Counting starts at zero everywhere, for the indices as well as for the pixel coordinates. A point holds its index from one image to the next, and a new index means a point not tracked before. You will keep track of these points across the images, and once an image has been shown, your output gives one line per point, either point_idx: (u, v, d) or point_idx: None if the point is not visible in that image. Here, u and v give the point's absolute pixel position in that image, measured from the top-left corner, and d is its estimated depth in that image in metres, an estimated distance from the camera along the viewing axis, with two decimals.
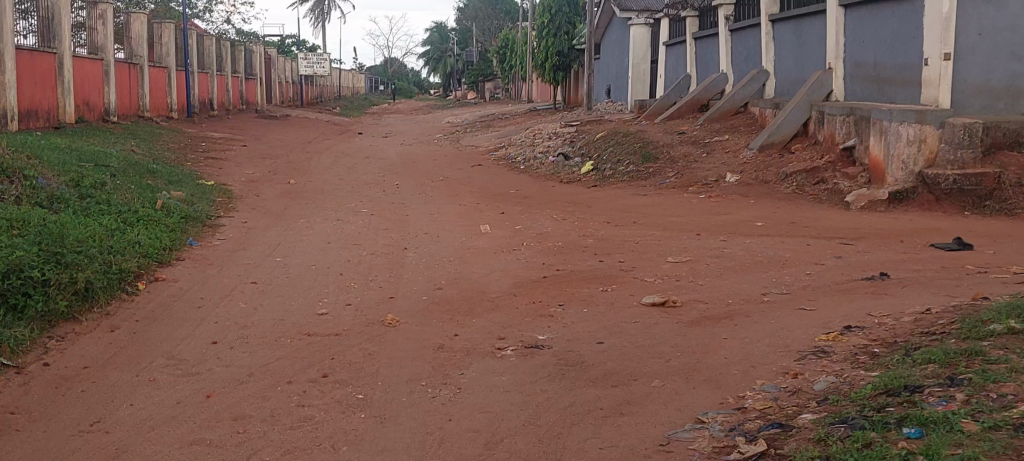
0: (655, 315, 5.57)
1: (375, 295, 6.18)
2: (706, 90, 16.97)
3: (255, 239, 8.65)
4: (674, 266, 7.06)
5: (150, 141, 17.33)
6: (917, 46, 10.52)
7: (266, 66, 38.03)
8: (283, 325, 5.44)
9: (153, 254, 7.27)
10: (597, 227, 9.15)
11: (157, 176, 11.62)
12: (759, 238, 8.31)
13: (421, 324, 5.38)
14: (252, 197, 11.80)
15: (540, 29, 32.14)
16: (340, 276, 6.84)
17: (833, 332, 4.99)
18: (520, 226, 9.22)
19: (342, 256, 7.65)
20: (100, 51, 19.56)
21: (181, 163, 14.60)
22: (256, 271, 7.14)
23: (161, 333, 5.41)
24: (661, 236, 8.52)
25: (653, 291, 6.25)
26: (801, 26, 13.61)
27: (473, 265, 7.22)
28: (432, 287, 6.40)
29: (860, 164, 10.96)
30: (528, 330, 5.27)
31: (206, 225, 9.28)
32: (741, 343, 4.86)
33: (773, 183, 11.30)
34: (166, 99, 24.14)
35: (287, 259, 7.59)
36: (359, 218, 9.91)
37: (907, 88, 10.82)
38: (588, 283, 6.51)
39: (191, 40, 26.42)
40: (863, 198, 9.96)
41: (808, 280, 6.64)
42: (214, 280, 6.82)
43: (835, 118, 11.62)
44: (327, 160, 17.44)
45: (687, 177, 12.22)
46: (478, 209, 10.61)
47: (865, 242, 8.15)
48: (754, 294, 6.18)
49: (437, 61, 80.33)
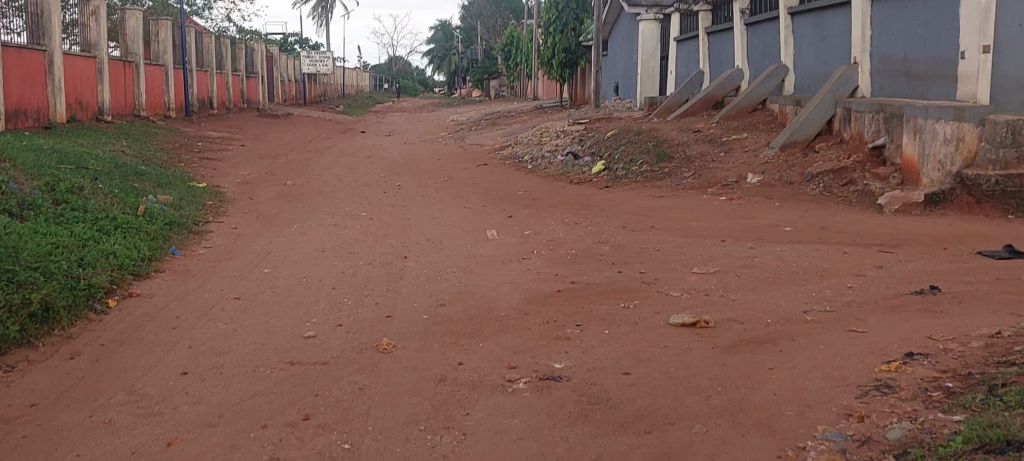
0: (686, 338, 4.93)
1: (371, 312, 5.53)
2: (720, 86, 16.30)
3: (244, 247, 8.01)
4: (700, 278, 6.41)
5: (143, 141, 16.71)
6: (953, 38, 9.83)
7: (268, 64, 37.43)
8: (264, 351, 4.80)
9: (128, 266, 6.64)
10: (614, 232, 8.50)
11: (145, 179, 10.99)
12: (789, 246, 7.65)
13: (421, 349, 4.73)
14: (245, 200, 11.14)
15: (545, 25, 31.53)
16: (333, 289, 6.21)
17: (893, 362, 4.32)
18: (529, 232, 8.56)
19: (336, 266, 7.00)
20: (93, 49, 18.94)
21: (173, 164, 13.95)
22: (241, 284, 6.51)
23: (127, 360, 4.77)
24: (682, 243, 7.87)
25: (680, 308, 5.59)
26: (823, 18, 12.93)
27: (480, 277, 6.58)
28: (434, 303, 5.76)
29: (891, 164, 10.28)
30: (542, 357, 4.62)
31: (193, 232, 8.65)
32: (790, 376, 4.21)
33: (798, 184, 10.64)
34: (163, 98, 23.52)
35: (275, 270, 6.95)
36: (356, 223, 9.26)
37: (941, 82, 10.12)
38: (607, 298, 5.86)
39: (190, 38, 25.82)
40: (897, 201, 9.30)
41: (850, 295, 5.98)
42: (193, 296, 6.18)
43: (863, 115, 10.93)
44: (327, 160, 16.80)
45: (706, 178, 11.57)
46: (484, 213, 9.96)
47: (906, 250, 7.48)
48: (794, 312, 5.52)
49: (441, 59, 79.65)
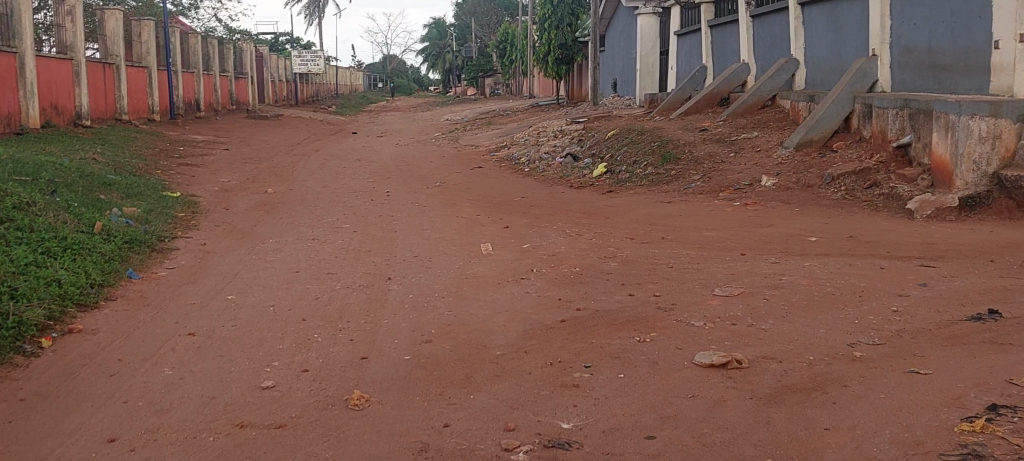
0: (718, 383, 4.14)
1: (345, 352, 4.72)
2: (726, 82, 15.47)
3: (211, 268, 7.20)
4: (725, 302, 5.62)
5: (119, 146, 15.87)
6: (984, 26, 9.05)
7: (258, 65, 36.60)
8: (212, 409, 4.01)
9: (72, 296, 5.83)
10: (621, 245, 7.70)
11: (111, 190, 10.16)
12: (818, 260, 6.84)
13: (398, 404, 3.92)
14: (220, 211, 10.31)
15: (540, 22, 30.74)
16: (304, 321, 5.40)
17: (977, 420, 3.52)
18: (527, 246, 7.78)
19: (310, 291, 6.20)
20: (69, 51, 18.09)
21: (149, 172, 13.12)
22: (199, 316, 5.71)
23: (47, 421, 3.97)
24: (698, 257, 7.07)
25: (705, 342, 4.79)
26: (837, 8, 12.12)
27: (472, 303, 5.78)
28: (418, 339, 4.95)
29: (918, 164, 9.48)
30: (547, 412, 3.82)
31: (157, 250, 7.81)
32: (851, 440, 3.42)
33: (817, 187, 9.85)
34: (147, 101, 22.65)
35: (241, 297, 6.14)
36: (337, 237, 8.45)
37: (971, 74, 9.34)
38: (619, 330, 5.05)
39: (174, 38, 24.94)
40: (928, 206, 8.48)
41: (899, 323, 5.19)
42: (143, 332, 5.37)
43: (884, 111, 10.12)
44: (315, 164, 15.99)
45: (716, 180, 10.78)
46: (479, 223, 9.15)
47: (949, 263, 6.69)
48: (838, 347, 4.72)
49: (436, 57, 78.78)
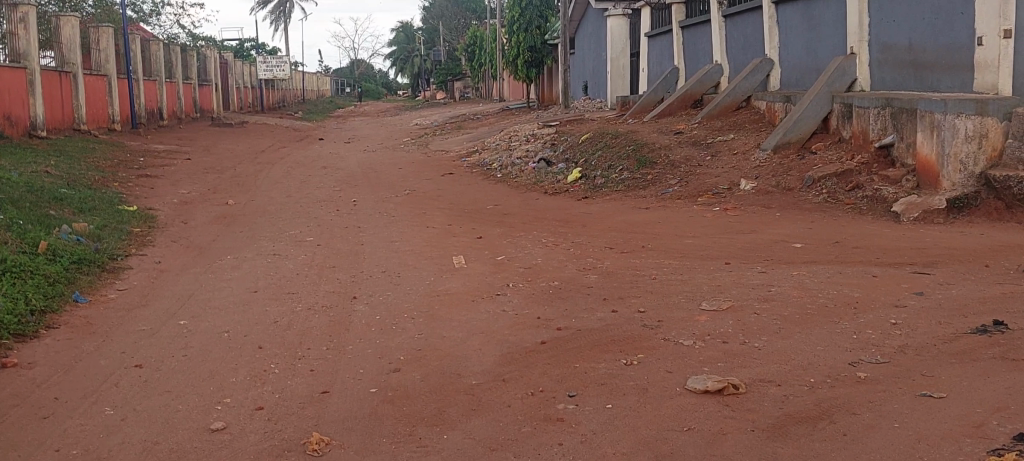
0: (717, 413, 3.78)
1: (305, 386, 4.33)
2: (699, 83, 15.18)
3: (165, 289, 6.74)
4: (713, 318, 5.26)
5: (75, 158, 15.25)
6: (967, 22, 8.80)
7: (222, 72, 35.90)
8: (156, 456, 3.58)
9: (8, 326, 5.35)
10: (599, 255, 7.34)
11: (62, 206, 9.63)
12: (807, 268, 6.52)
13: (362, 448, 3.54)
14: (177, 226, 9.82)
15: (508, 24, 30.41)
16: (261, 349, 4.99)
17: (1005, 454, 3.19)
18: (501, 258, 7.39)
19: (269, 315, 5.77)
20: (22, 59, 17.42)
21: (105, 185, 12.57)
22: (148, 345, 5.26)
23: None
24: (681, 267, 6.73)
25: (697, 363, 4.43)
26: (813, 6, 11.85)
27: (443, 324, 5.38)
28: (385, 368, 4.55)
29: (902, 165, 9.22)
30: (528, 454, 3.45)
31: (107, 270, 7.32)
32: None
33: (798, 190, 9.56)
34: (106, 110, 21.98)
35: (194, 323, 5.70)
36: (300, 252, 8.01)
37: (954, 72, 9.09)
38: (603, 351, 4.68)
39: (134, 45, 24.26)
40: (914, 208, 8.26)
41: (901, 339, 4.85)
42: (85, 364, 4.91)
43: (866, 111, 9.84)
44: (280, 173, 15.49)
45: (694, 185, 10.46)
46: (450, 234, 8.74)
47: (944, 270, 6.39)
48: (839, 367, 4.38)
49: (404, 61, 78.20)
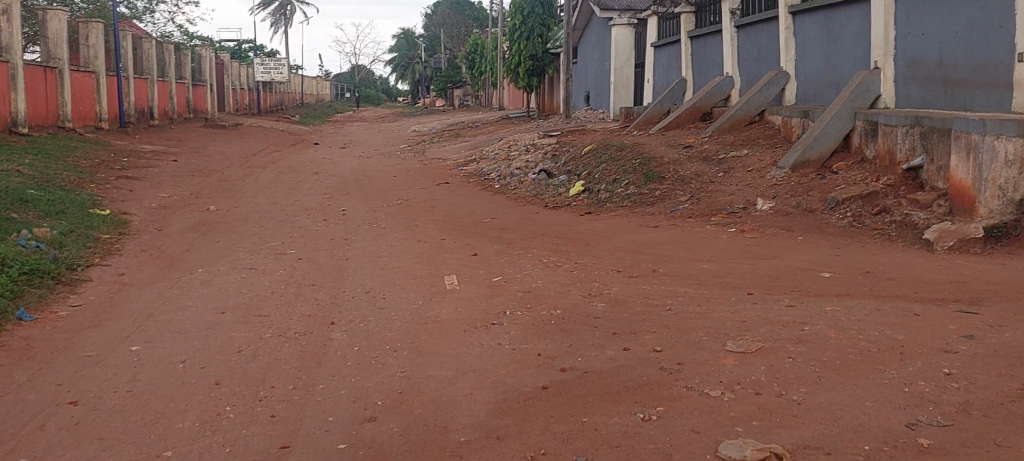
0: None
1: (262, 438, 3.65)
2: (709, 96, 14.54)
3: (123, 307, 6.03)
4: (742, 362, 4.57)
5: (53, 156, 14.55)
6: (1006, 36, 8.16)
7: (218, 72, 35.19)
8: None
9: None
10: (606, 280, 6.66)
11: (25, 208, 8.91)
12: (840, 303, 5.84)
13: None
14: (151, 233, 9.12)
15: (510, 32, 29.79)
16: (217, 386, 4.31)
17: None
18: (497, 280, 6.70)
19: (233, 342, 5.08)
20: (5, 52, 16.66)
21: (80, 186, 11.85)
22: (89, 376, 4.55)
23: None
24: (697, 297, 6.05)
25: (727, 422, 3.75)
26: (834, 17, 11.19)
27: (431, 360, 4.69)
28: (360, 416, 3.87)
29: (932, 188, 8.56)
30: None
31: (63, 283, 6.62)
32: None
33: (820, 212, 8.90)
34: (94, 108, 21.25)
35: (148, 349, 5.00)
36: (279, 267, 7.33)
37: (990, 90, 8.45)
38: (616, 402, 3.99)
39: (125, 42, 23.52)
40: (949, 236, 7.58)
41: (963, 394, 4.16)
42: (9, 400, 4.20)
43: (893, 129, 9.17)
44: (268, 178, 14.78)
45: (707, 202, 9.80)
46: (441, 250, 8.04)
47: (993, 309, 5.70)
48: (896, 430, 3.70)
49: (406, 67, 76.44)
